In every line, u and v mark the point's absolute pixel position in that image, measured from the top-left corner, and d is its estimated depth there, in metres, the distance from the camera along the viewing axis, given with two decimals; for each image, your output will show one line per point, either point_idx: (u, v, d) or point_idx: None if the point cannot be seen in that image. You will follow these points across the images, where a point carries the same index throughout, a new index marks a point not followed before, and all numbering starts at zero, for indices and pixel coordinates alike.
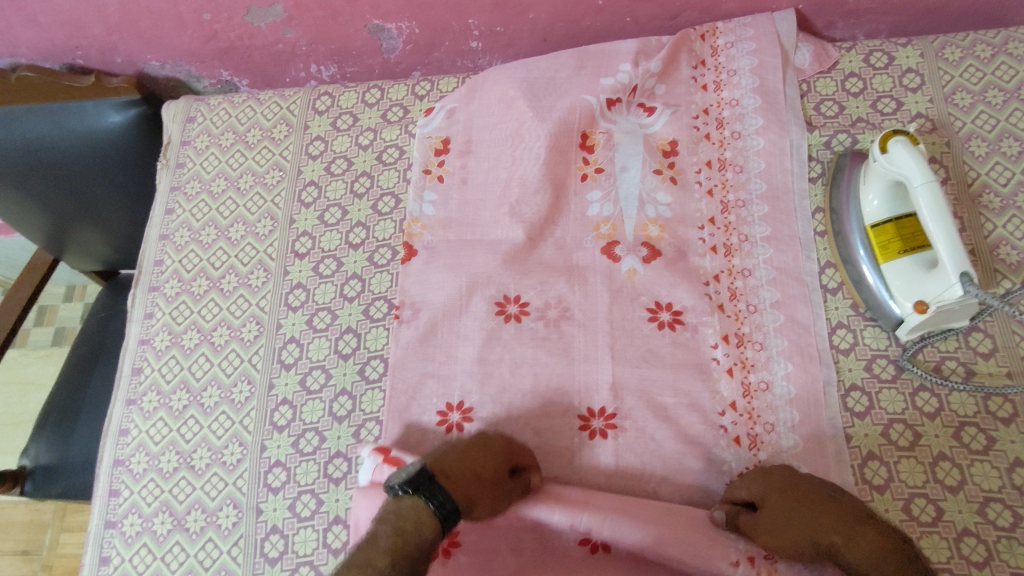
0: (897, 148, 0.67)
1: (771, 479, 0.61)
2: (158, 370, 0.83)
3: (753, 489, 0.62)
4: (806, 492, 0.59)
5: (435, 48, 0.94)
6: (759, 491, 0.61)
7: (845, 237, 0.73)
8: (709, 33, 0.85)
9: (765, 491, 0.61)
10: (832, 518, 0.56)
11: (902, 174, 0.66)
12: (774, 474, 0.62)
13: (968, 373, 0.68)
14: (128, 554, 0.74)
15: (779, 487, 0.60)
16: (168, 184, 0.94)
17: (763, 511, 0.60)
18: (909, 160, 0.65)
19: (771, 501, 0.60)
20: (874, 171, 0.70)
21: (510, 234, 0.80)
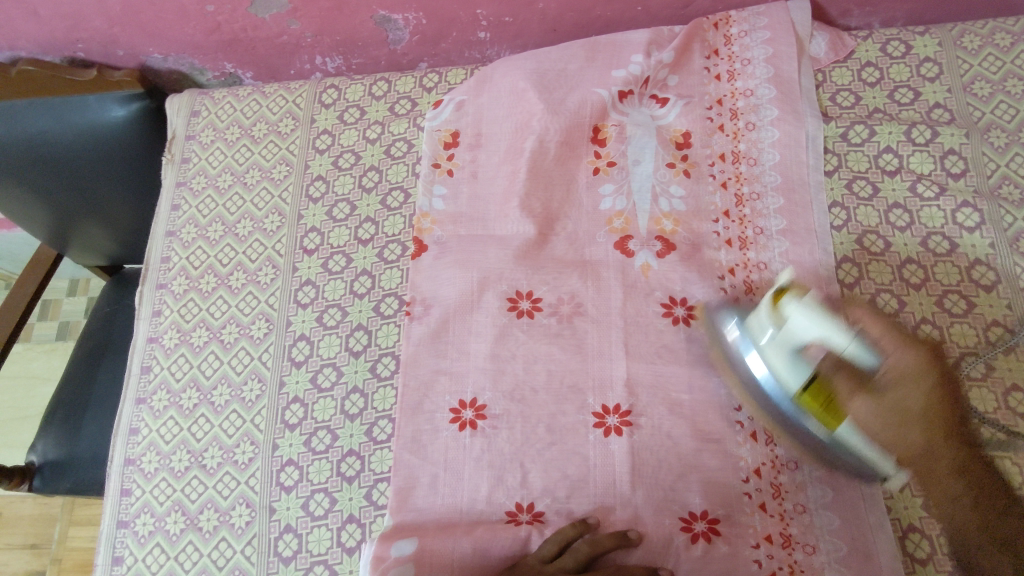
0: (796, 310, 0.60)
1: (929, 362, 0.58)
2: (167, 368, 0.82)
3: (905, 358, 0.58)
4: (947, 395, 0.58)
5: (443, 39, 0.92)
6: (907, 368, 0.58)
7: (772, 405, 0.63)
8: (722, 22, 0.83)
9: (920, 367, 0.58)
10: (944, 428, 0.58)
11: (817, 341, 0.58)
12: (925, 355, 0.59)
13: (988, 368, 0.67)
14: (142, 553, 0.74)
15: (927, 373, 0.58)
16: (174, 179, 0.93)
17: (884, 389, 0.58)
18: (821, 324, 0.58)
19: (908, 391, 0.58)
20: (777, 342, 0.61)
21: (521, 229, 0.78)
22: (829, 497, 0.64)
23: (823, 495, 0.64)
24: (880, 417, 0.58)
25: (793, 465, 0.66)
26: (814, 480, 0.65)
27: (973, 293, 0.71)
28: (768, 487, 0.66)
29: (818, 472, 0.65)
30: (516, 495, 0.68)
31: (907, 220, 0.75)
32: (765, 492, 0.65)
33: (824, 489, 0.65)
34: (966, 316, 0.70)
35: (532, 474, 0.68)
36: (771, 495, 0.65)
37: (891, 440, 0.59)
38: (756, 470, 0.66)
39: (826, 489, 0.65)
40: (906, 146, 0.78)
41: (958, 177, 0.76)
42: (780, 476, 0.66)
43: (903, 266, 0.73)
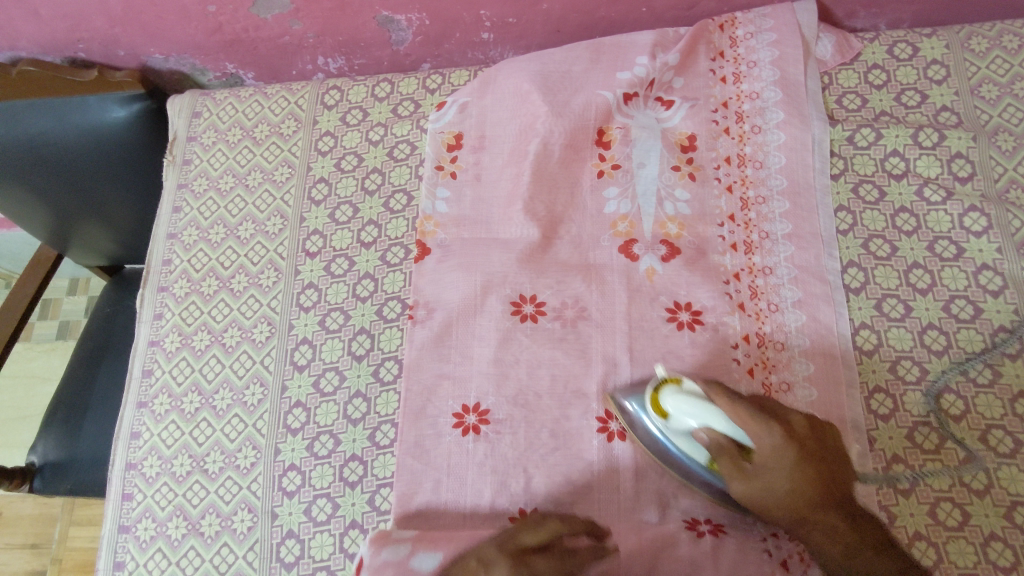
0: (673, 401, 0.61)
1: (790, 439, 0.58)
2: (169, 372, 0.81)
3: (767, 439, 0.58)
4: (815, 467, 0.58)
5: (446, 40, 0.92)
6: (769, 450, 0.57)
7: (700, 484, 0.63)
8: (728, 24, 0.83)
9: (783, 444, 0.57)
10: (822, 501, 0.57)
11: (701, 426, 0.60)
12: (789, 428, 0.59)
13: (995, 374, 0.67)
14: (143, 558, 0.73)
15: (789, 450, 0.57)
16: (175, 180, 0.92)
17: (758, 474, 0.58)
18: (700, 409, 0.59)
19: (774, 470, 0.58)
20: (674, 432, 0.62)
21: (525, 232, 0.78)
22: None
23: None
24: (757, 495, 0.58)
25: None
26: None
27: (980, 298, 0.70)
28: None
29: None
30: (519, 500, 0.67)
31: (914, 224, 0.74)
32: None
33: None
34: (973, 321, 0.69)
35: (535, 479, 0.68)
36: None
37: (774, 511, 0.59)
38: None
39: None
40: (913, 149, 0.77)
41: (965, 180, 0.75)
42: None
43: (909, 271, 0.72)
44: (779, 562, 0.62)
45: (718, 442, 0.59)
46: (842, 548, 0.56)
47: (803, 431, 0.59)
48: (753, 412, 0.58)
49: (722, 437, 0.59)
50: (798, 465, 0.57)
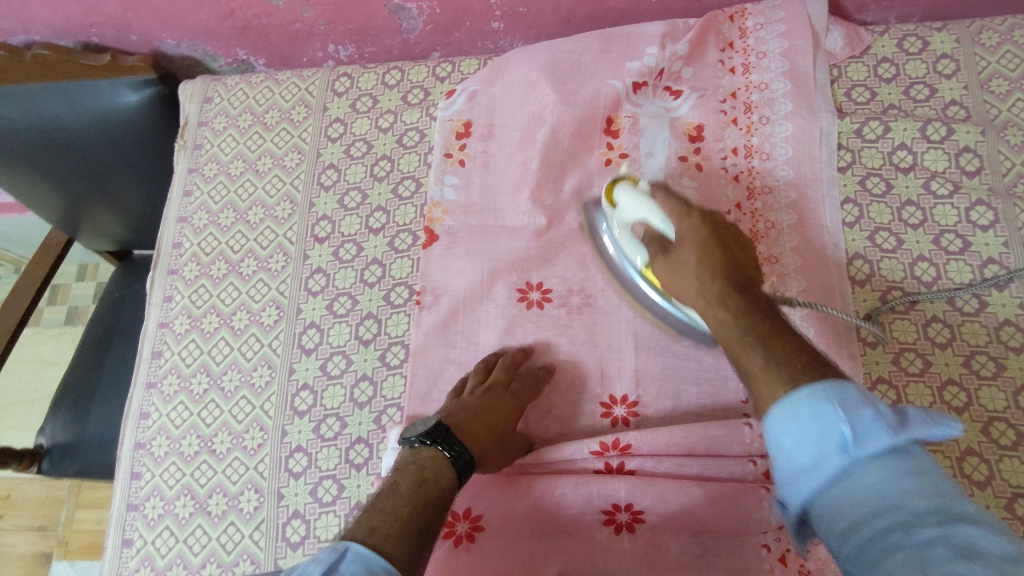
0: (623, 196, 0.70)
1: (702, 221, 0.62)
2: (178, 354, 0.82)
3: (682, 222, 0.63)
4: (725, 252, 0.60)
5: (456, 28, 0.92)
6: (685, 227, 0.62)
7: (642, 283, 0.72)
8: (738, 15, 0.83)
9: (693, 225, 0.62)
10: (727, 279, 0.57)
11: (642, 220, 0.68)
12: (707, 217, 0.63)
13: (998, 367, 0.67)
14: (151, 536, 0.74)
15: (699, 230, 0.61)
16: (186, 165, 0.93)
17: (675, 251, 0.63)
18: (638, 203, 0.68)
19: (685, 249, 0.61)
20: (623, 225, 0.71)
21: (532, 220, 0.78)
22: None
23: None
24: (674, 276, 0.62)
25: None
26: None
27: (985, 291, 0.70)
28: None
29: None
30: None
31: (921, 217, 0.74)
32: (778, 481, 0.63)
33: None
34: (977, 314, 0.70)
35: None
36: None
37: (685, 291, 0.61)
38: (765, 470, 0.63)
39: None
40: (921, 143, 0.77)
41: (972, 175, 0.75)
42: None
43: (914, 263, 0.73)
44: (778, 556, 0.61)
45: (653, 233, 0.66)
46: (737, 317, 0.53)
47: (720, 222, 0.63)
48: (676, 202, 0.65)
49: (658, 229, 0.66)
50: (706, 245, 0.60)
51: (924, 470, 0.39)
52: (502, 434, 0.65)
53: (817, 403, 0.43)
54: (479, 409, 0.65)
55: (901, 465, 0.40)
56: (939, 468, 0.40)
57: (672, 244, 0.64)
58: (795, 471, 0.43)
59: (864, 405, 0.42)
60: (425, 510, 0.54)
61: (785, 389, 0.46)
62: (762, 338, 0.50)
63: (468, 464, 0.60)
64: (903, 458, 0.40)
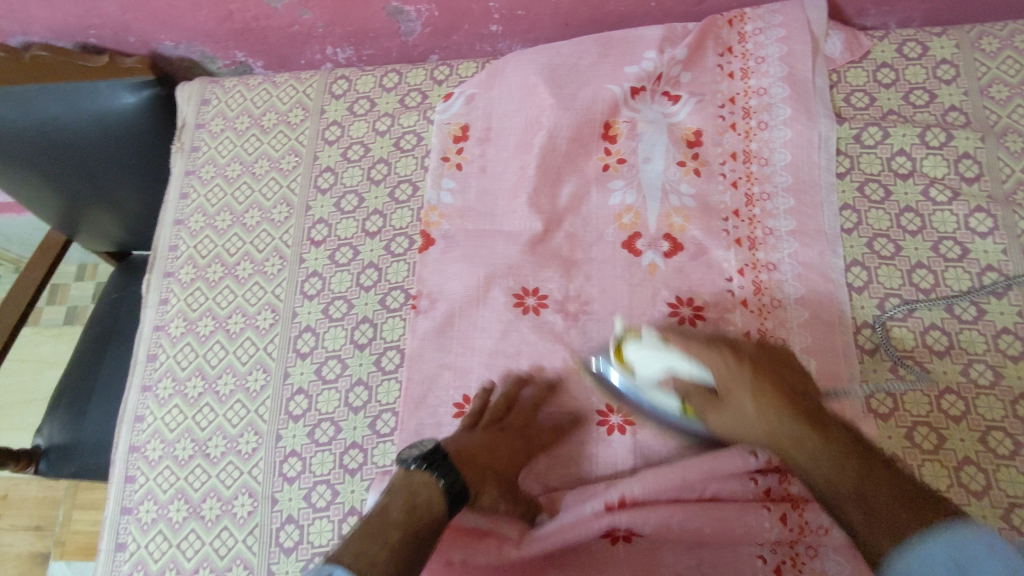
0: (636, 354, 0.63)
1: (737, 358, 0.60)
2: (173, 357, 0.82)
3: (718, 367, 0.60)
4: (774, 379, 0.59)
5: (454, 31, 0.92)
6: (727, 374, 0.60)
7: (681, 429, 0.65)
8: (737, 19, 0.83)
9: (733, 371, 0.59)
10: (795, 413, 0.56)
11: (665, 372, 0.62)
12: (736, 358, 0.60)
13: (997, 376, 0.67)
14: (144, 540, 0.74)
15: (742, 371, 0.59)
16: (183, 167, 0.93)
17: (726, 398, 0.60)
18: (659, 355, 0.62)
19: (738, 397, 0.59)
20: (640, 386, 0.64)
21: (528, 224, 0.78)
22: None
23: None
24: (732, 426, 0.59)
25: None
26: None
27: (984, 299, 0.70)
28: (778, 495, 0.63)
29: None
30: None
31: (919, 224, 0.74)
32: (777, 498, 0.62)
33: None
34: (976, 322, 0.69)
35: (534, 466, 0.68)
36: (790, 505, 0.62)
37: (752, 437, 0.59)
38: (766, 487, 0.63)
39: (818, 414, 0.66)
40: (920, 149, 0.77)
41: (972, 181, 0.75)
42: (789, 486, 0.63)
43: (912, 270, 0.72)
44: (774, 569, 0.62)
45: (683, 384, 0.61)
46: (826, 461, 0.53)
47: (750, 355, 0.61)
48: (699, 347, 0.61)
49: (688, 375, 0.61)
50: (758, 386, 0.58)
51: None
52: (505, 464, 0.66)
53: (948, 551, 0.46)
54: (484, 444, 0.66)
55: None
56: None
57: (719, 387, 0.60)
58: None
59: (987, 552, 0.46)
60: (415, 541, 0.56)
61: (893, 542, 0.48)
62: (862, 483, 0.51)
63: (461, 491, 0.61)
64: None
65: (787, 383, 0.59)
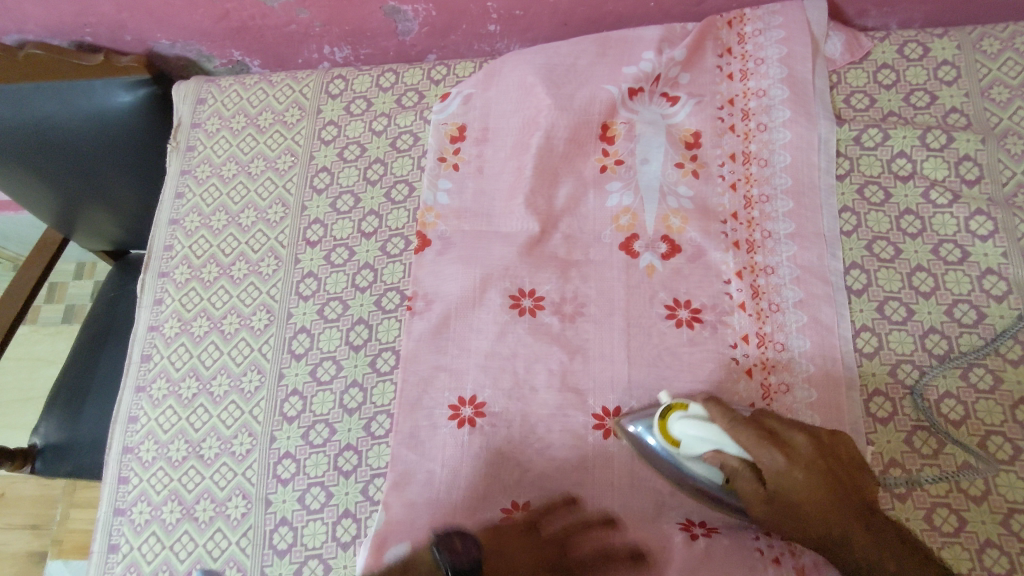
0: (687, 431, 0.60)
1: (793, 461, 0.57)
2: (167, 358, 0.82)
3: (773, 465, 0.57)
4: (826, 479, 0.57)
5: (452, 31, 0.91)
6: (779, 477, 0.57)
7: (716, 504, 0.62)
8: (737, 20, 0.82)
9: (789, 468, 0.57)
10: (843, 514, 0.56)
11: (713, 452, 0.59)
12: (792, 451, 0.58)
13: (996, 380, 0.66)
14: (137, 542, 0.74)
15: (796, 476, 0.57)
16: (178, 166, 0.93)
17: (775, 495, 0.58)
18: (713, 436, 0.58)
19: (790, 490, 0.57)
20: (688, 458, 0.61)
21: (525, 226, 0.77)
22: None
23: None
24: (781, 516, 0.58)
25: (785, 390, 0.68)
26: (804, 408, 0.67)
27: (984, 303, 0.69)
28: None
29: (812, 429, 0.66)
30: (511, 491, 0.67)
31: (919, 227, 0.73)
32: None
33: None
34: (975, 326, 0.69)
35: (529, 468, 0.68)
36: None
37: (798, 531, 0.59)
38: None
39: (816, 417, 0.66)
40: (920, 151, 0.76)
41: (972, 184, 0.74)
42: None
43: (912, 273, 0.71)
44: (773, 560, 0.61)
45: (733, 468, 0.59)
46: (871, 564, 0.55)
47: (806, 445, 0.58)
48: (756, 436, 0.58)
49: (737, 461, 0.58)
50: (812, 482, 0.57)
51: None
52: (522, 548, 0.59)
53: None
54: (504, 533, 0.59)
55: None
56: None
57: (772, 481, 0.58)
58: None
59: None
60: None
61: None
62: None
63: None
64: None
65: (840, 482, 0.57)
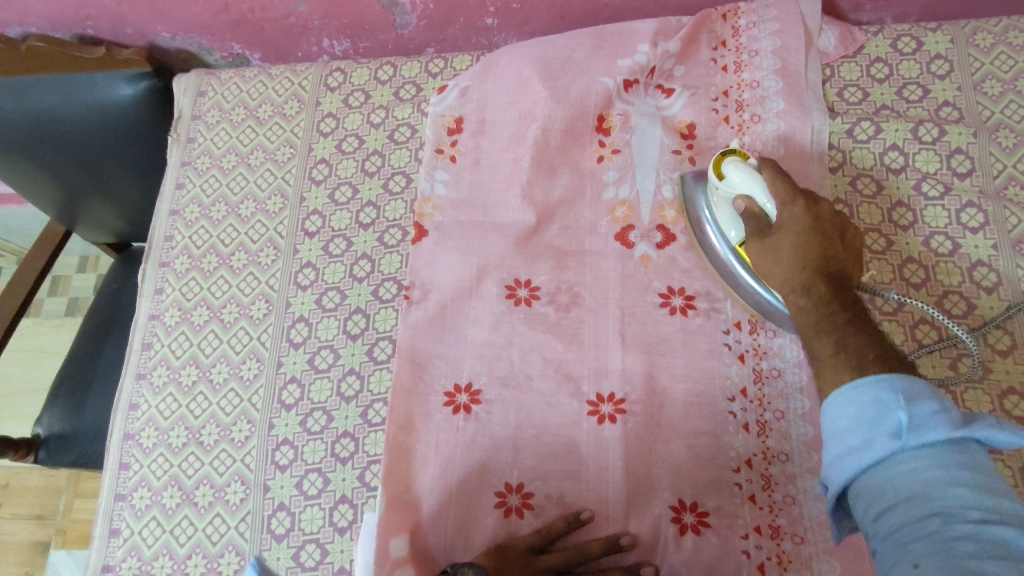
0: (730, 169, 0.67)
1: (808, 215, 0.61)
2: (167, 346, 0.83)
3: (789, 209, 0.62)
4: (825, 244, 0.60)
5: (450, 24, 0.92)
6: (790, 217, 0.61)
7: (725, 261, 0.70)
8: (731, 14, 0.83)
9: (802, 215, 0.61)
10: (823, 274, 0.58)
11: (743, 196, 0.66)
12: (813, 208, 0.61)
13: (985, 370, 0.67)
14: (138, 526, 0.75)
15: (805, 224, 0.60)
16: (179, 158, 0.94)
17: (777, 237, 0.62)
18: (747, 177, 0.65)
19: (787, 234, 0.61)
20: (721, 197, 0.69)
21: (521, 216, 0.78)
22: (810, 436, 0.65)
23: (809, 459, 0.65)
24: (768, 251, 0.62)
25: (776, 374, 0.68)
26: (794, 391, 0.67)
27: (974, 294, 0.70)
28: (759, 478, 0.65)
29: (803, 411, 0.67)
30: (506, 476, 0.68)
31: (911, 219, 0.74)
32: (755, 483, 0.65)
33: (806, 428, 0.66)
34: (965, 317, 0.69)
35: (523, 456, 0.68)
36: (761, 486, 0.65)
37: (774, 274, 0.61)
38: (748, 461, 0.66)
39: (806, 400, 0.67)
40: (912, 144, 0.77)
41: (964, 176, 0.75)
42: (771, 468, 0.65)
43: (903, 265, 0.72)
44: (757, 563, 0.62)
45: (753, 209, 0.65)
46: (816, 308, 0.56)
47: (828, 214, 0.61)
48: (785, 187, 0.63)
49: (759, 209, 0.64)
50: (808, 237, 0.60)
51: (971, 466, 0.42)
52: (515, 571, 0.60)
53: (882, 390, 0.46)
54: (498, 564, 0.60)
55: (949, 457, 0.43)
56: (992, 465, 0.43)
57: (775, 226, 0.63)
58: (848, 451, 0.46)
59: (930, 400, 0.45)
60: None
61: (851, 376, 0.50)
62: (837, 324, 0.53)
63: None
64: (961, 457, 0.43)
65: (835, 259, 0.59)
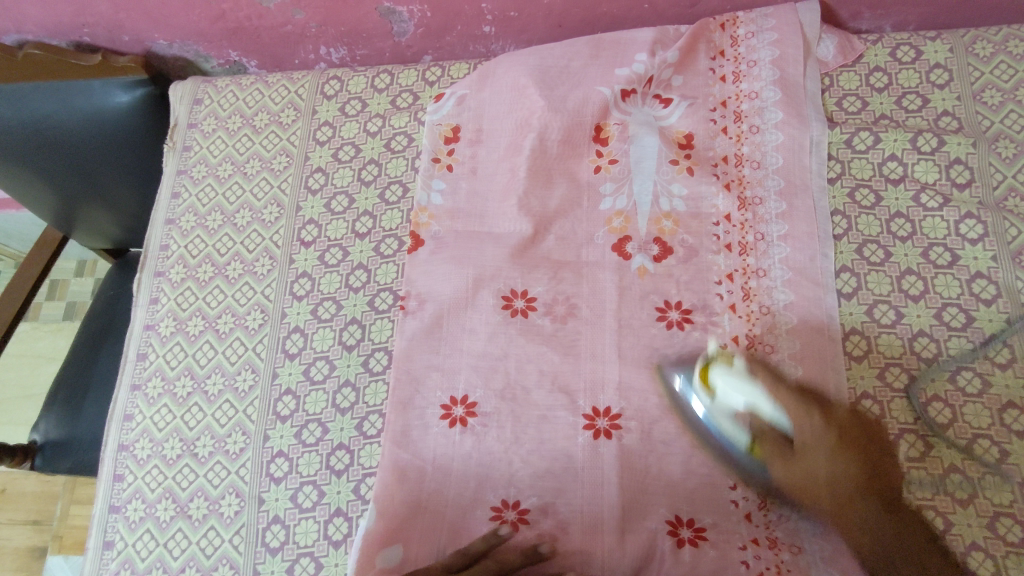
0: (723, 382, 0.61)
1: (829, 425, 0.59)
2: (163, 356, 0.82)
3: (808, 423, 0.59)
4: (857, 453, 0.58)
5: (447, 32, 0.92)
6: (811, 436, 0.59)
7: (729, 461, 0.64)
8: (730, 23, 0.82)
9: (824, 432, 0.59)
10: (868, 492, 0.58)
11: (747, 408, 0.60)
12: (828, 415, 0.60)
13: (984, 384, 0.66)
14: (132, 538, 0.74)
15: (829, 440, 0.58)
16: (175, 167, 0.93)
17: (804, 450, 0.59)
18: (748, 391, 0.60)
19: (814, 456, 0.58)
20: (716, 408, 0.62)
21: (517, 227, 0.78)
22: None
23: None
24: (797, 481, 0.59)
25: None
26: None
27: (973, 306, 0.69)
28: (755, 496, 0.64)
29: None
30: (502, 491, 0.67)
31: (910, 230, 0.73)
32: (751, 501, 0.64)
33: None
34: (965, 330, 0.69)
35: (519, 471, 0.68)
36: (757, 504, 0.64)
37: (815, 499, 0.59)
38: None
39: None
40: (911, 154, 0.76)
41: (963, 187, 0.74)
42: None
43: (902, 277, 0.72)
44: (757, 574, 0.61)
45: (764, 426, 0.60)
46: (880, 530, 0.57)
47: (841, 416, 0.60)
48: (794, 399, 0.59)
49: (770, 422, 0.59)
50: (840, 450, 0.58)
51: None
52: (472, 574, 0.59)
53: None
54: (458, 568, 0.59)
55: None
56: None
57: (797, 445, 0.59)
58: None
59: None
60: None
61: None
62: (894, 531, 0.57)
63: None
64: None
65: (871, 464, 0.58)
